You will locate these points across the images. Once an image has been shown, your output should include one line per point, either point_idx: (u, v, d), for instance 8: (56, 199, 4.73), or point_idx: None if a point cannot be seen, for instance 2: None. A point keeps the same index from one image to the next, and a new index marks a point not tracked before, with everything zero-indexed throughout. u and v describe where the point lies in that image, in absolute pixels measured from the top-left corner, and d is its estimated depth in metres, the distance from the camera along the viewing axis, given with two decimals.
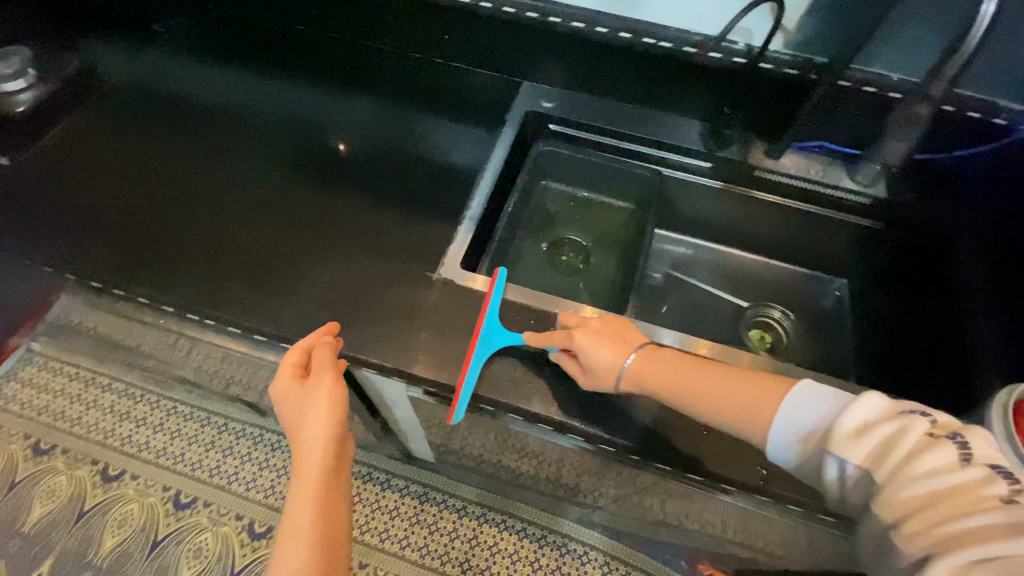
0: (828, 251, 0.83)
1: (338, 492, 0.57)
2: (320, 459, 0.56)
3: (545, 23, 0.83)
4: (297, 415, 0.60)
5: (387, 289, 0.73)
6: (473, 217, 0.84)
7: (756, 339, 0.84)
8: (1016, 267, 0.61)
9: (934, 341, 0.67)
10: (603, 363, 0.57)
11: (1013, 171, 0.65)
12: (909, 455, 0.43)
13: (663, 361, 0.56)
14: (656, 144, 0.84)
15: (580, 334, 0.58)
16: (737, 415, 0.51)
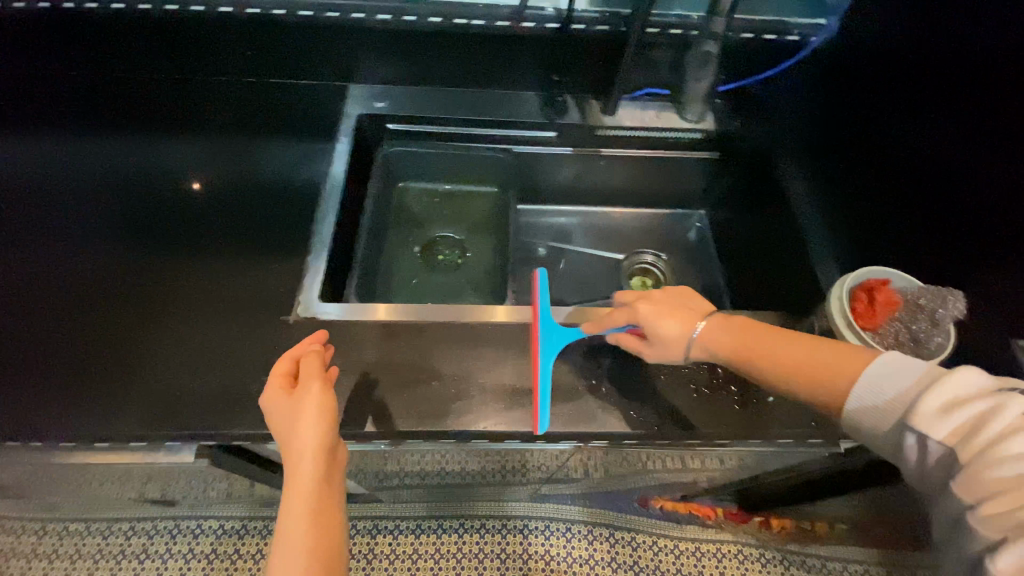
0: (670, 185, 0.97)
1: (330, 506, 0.52)
2: (308, 472, 0.52)
3: (351, 22, 0.81)
4: (285, 426, 0.55)
5: (287, 337, 0.68)
6: (324, 240, 0.75)
7: (638, 284, 0.98)
8: (831, 158, 0.81)
9: (774, 232, 0.84)
10: (673, 335, 0.58)
11: (815, 79, 0.85)
12: (955, 405, 0.44)
13: (733, 327, 0.57)
14: (502, 124, 0.88)
15: (644, 306, 0.60)
16: (763, 365, 0.54)
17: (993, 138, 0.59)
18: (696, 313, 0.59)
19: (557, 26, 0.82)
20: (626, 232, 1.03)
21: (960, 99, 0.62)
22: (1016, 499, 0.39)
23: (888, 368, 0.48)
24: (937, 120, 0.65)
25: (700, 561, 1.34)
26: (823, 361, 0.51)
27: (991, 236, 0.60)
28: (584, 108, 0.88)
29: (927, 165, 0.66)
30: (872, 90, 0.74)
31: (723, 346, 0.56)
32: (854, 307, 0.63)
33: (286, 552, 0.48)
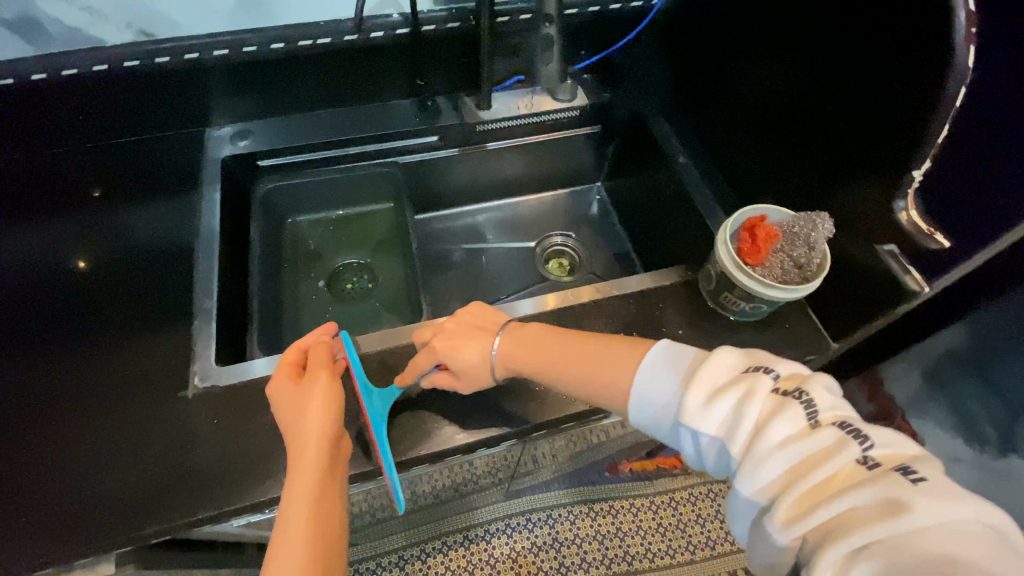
0: (560, 163, 1.01)
1: (331, 494, 0.50)
2: (313, 454, 0.51)
3: (186, 62, 0.75)
4: (289, 413, 0.55)
5: (185, 411, 0.60)
6: (212, 299, 0.69)
7: (555, 267, 1.02)
8: (693, 109, 0.85)
9: (664, 189, 0.88)
10: (476, 362, 0.60)
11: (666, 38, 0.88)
12: (759, 427, 0.43)
13: (524, 339, 0.61)
14: (380, 138, 0.85)
15: (451, 324, 0.64)
16: (574, 378, 0.57)
17: (832, 84, 0.60)
18: (494, 333, 0.62)
19: (407, 30, 0.78)
20: (534, 218, 1.06)
21: (790, 34, 0.64)
22: (797, 501, 0.39)
23: (668, 361, 0.52)
24: (779, 56, 0.67)
25: (676, 510, 1.37)
26: (620, 362, 0.55)
27: (835, 163, 0.62)
28: (458, 107, 0.87)
29: (779, 101, 0.68)
30: (723, 38, 0.76)
31: (535, 368, 0.59)
32: (742, 249, 0.65)
33: (287, 535, 0.46)
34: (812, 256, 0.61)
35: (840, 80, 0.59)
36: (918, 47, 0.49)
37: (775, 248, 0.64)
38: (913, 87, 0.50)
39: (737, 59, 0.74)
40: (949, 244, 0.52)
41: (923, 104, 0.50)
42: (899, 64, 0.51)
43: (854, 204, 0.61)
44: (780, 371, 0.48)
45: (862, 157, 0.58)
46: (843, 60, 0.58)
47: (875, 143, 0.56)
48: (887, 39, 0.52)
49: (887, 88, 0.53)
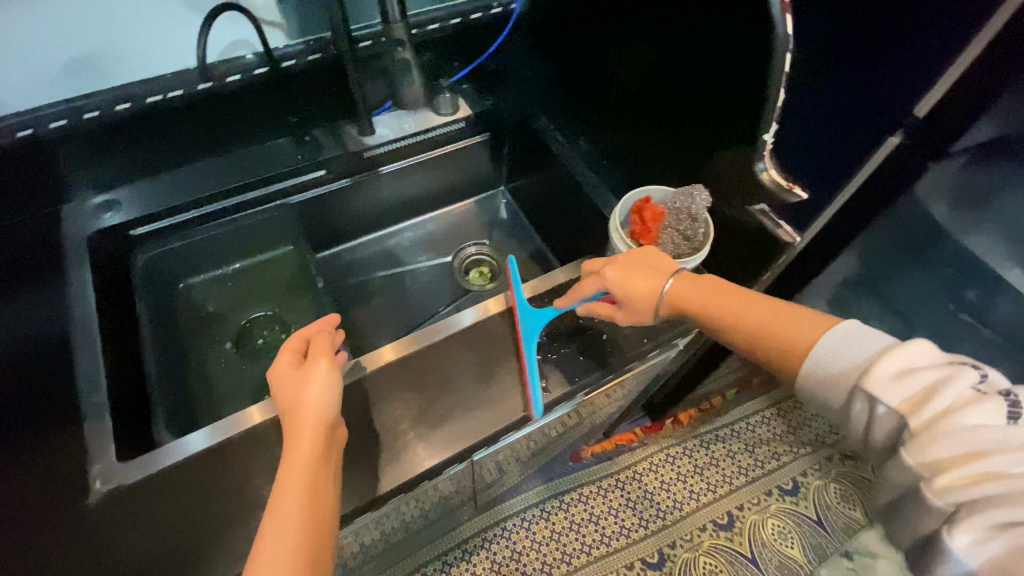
0: (458, 175, 1.01)
1: (325, 491, 0.48)
2: (306, 441, 0.50)
3: (19, 140, 0.68)
4: (291, 395, 0.55)
5: (89, 527, 0.54)
6: (99, 392, 0.62)
7: (476, 276, 1.02)
8: (571, 102, 0.85)
9: (560, 185, 0.91)
10: (641, 295, 0.61)
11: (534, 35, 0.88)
12: (951, 406, 0.43)
13: (705, 287, 0.59)
14: (263, 181, 0.80)
15: (610, 269, 0.63)
16: (739, 322, 0.55)
17: (693, 64, 0.61)
18: (667, 273, 0.61)
19: (265, 69, 0.76)
20: (445, 233, 1.06)
21: (639, 20, 0.67)
22: (961, 479, 0.40)
23: (853, 332, 0.49)
24: (635, 43, 0.69)
25: (640, 482, 1.39)
26: (777, 324, 0.53)
27: (700, 138, 0.65)
28: (339, 137, 0.84)
29: (642, 86, 0.71)
30: (581, 31, 0.77)
31: (705, 308, 0.58)
32: (635, 233, 0.68)
33: (270, 538, 0.43)
34: (696, 226, 0.66)
35: (690, 59, 0.61)
36: (748, 19, 0.53)
37: (664, 226, 0.67)
38: (752, 56, 0.54)
39: (597, 52, 0.76)
40: (806, 194, 0.57)
41: (762, 70, 0.54)
42: (735, 36, 0.55)
43: (723, 174, 0.64)
44: (989, 373, 0.45)
45: (721, 128, 0.61)
46: (687, 39, 0.61)
47: (729, 113, 0.60)
48: (721, 15, 0.55)
49: (730, 60, 0.57)
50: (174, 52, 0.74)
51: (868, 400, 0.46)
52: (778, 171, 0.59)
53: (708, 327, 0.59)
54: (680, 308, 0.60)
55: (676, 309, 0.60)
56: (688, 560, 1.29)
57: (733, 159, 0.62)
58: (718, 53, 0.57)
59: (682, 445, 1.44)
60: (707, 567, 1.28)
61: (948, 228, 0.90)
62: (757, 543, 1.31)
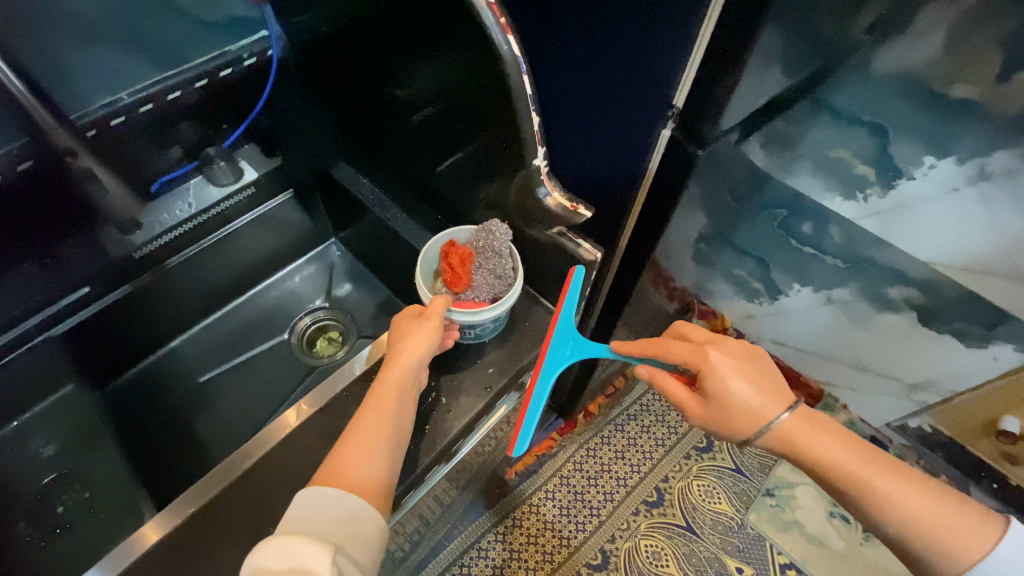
0: (273, 241, 0.90)
1: (409, 403, 0.56)
2: (391, 411, 0.53)
3: None
4: (398, 339, 0.58)
5: None
6: None
7: (324, 343, 0.91)
8: (358, 142, 0.79)
9: (380, 228, 0.84)
10: (742, 406, 0.54)
11: (296, 79, 0.79)
12: None
13: (819, 433, 0.53)
14: (8, 321, 0.69)
15: (716, 353, 0.55)
16: (856, 484, 0.50)
17: (458, 101, 0.56)
18: (787, 401, 0.54)
19: None
20: (276, 308, 0.94)
21: (389, 45, 0.60)
22: None
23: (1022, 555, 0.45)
24: (395, 69, 0.62)
25: (568, 485, 1.36)
26: (931, 525, 0.47)
27: (483, 161, 0.60)
28: (99, 243, 0.72)
29: (415, 115, 0.64)
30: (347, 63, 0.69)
31: (804, 451, 0.53)
32: (448, 278, 0.62)
33: (368, 431, 0.51)
34: (505, 263, 0.62)
35: (441, 82, 0.56)
36: (472, 39, 0.48)
37: (473, 269, 0.63)
38: (491, 73, 0.50)
39: (369, 95, 0.70)
40: (589, 213, 0.55)
41: (503, 93, 0.50)
42: (471, 56, 0.50)
43: (514, 197, 0.60)
44: None
45: (494, 151, 0.57)
46: (432, 61, 0.55)
47: (496, 134, 0.55)
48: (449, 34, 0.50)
49: (474, 82, 0.52)
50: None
51: None
52: (561, 192, 0.56)
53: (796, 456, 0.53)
54: (775, 433, 0.54)
55: (777, 443, 0.54)
56: (630, 548, 1.29)
57: (515, 180, 0.57)
58: (475, 90, 0.52)
59: (600, 435, 1.44)
60: (650, 548, 1.29)
61: (768, 171, 0.79)
62: (689, 509, 1.34)
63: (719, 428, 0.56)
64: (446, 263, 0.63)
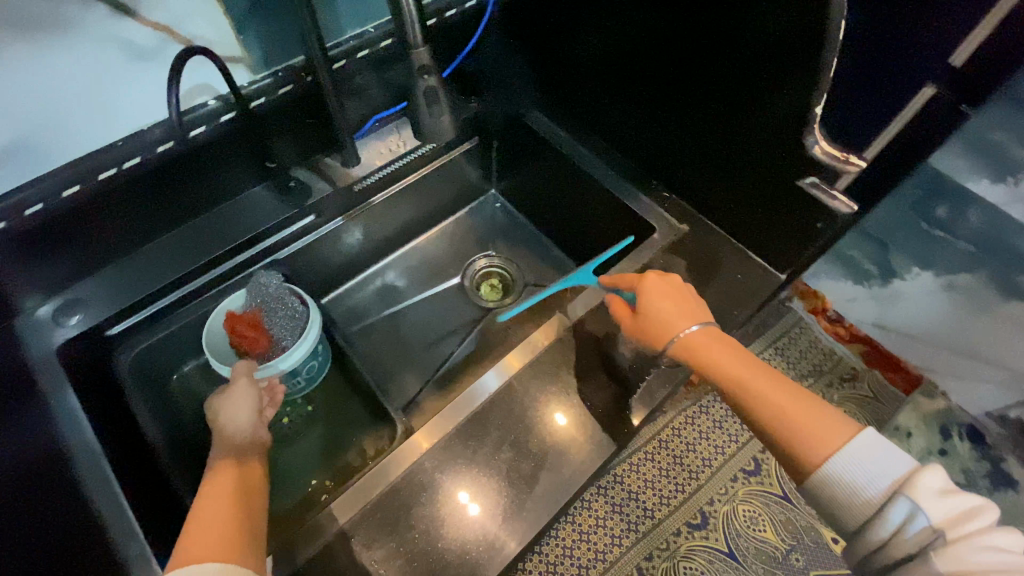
0: (450, 189, 0.94)
1: (255, 464, 0.56)
2: (221, 472, 0.53)
3: None
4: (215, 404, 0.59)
5: None
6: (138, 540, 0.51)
7: (489, 289, 0.96)
8: (565, 93, 0.81)
9: (565, 180, 0.87)
10: (671, 319, 0.58)
11: (508, 27, 0.81)
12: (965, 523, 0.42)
13: (703, 340, 0.57)
14: (251, 241, 0.70)
15: (654, 277, 0.62)
16: (731, 387, 0.54)
17: (738, 45, 0.56)
18: (696, 321, 0.58)
19: (234, 114, 0.62)
20: (446, 252, 0.99)
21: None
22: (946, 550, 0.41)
23: (859, 445, 0.47)
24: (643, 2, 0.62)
25: (668, 448, 1.35)
26: (794, 417, 0.50)
27: (738, 101, 0.61)
28: (322, 172, 0.74)
29: (654, 55, 0.66)
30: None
31: (724, 371, 0.54)
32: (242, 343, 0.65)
33: (210, 494, 0.51)
34: (290, 300, 0.68)
35: (710, 18, 0.57)
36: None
37: (265, 327, 0.67)
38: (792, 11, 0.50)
39: (604, 42, 0.70)
40: (863, 161, 0.56)
41: (807, 37, 0.51)
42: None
43: (769, 141, 0.61)
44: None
45: (763, 93, 0.58)
46: None
47: (770, 75, 0.56)
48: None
49: (764, 19, 0.53)
50: (140, 105, 0.56)
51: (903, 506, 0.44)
52: (828, 142, 0.57)
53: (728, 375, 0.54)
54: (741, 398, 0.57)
55: (685, 356, 0.57)
56: (728, 512, 1.28)
57: (782, 124, 0.58)
58: (761, 34, 0.54)
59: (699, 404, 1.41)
60: (746, 513, 1.28)
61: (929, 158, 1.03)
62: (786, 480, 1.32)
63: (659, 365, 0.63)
64: (236, 337, 0.65)
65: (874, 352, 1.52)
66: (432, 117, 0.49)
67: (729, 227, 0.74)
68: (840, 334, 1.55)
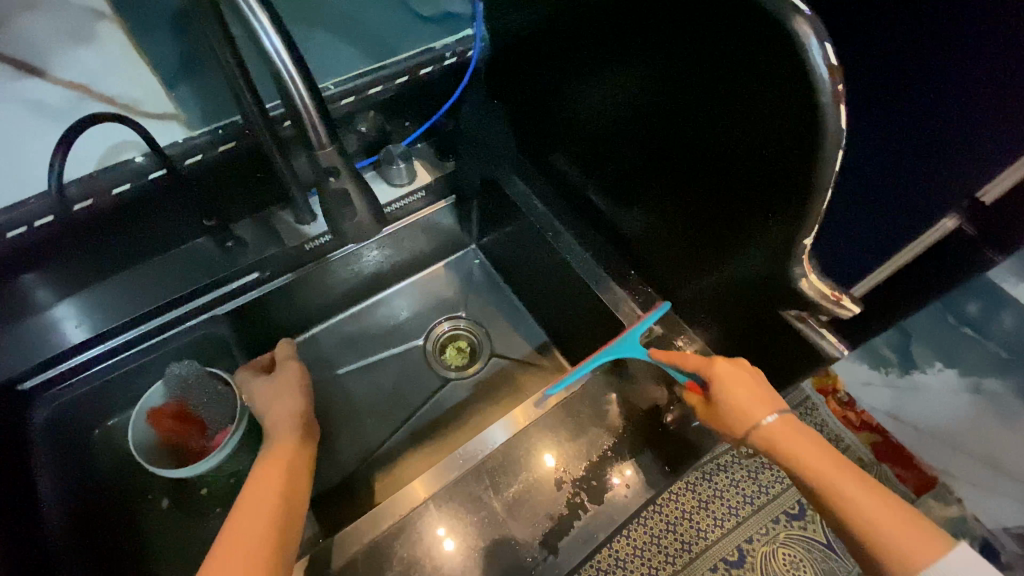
0: (423, 244, 0.88)
1: (306, 452, 0.56)
2: (274, 454, 0.53)
3: None
4: (263, 402, 0.60)
5: None
6: None
7: (454, 353, 0.90)
8: (548, 163, 0.74)
9: (542, 254, 0.80)
10: (747, 409, 0.54)
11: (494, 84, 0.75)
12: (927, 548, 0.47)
13: (805, 443, 0.53)
14: (182, 298, 0.64)
15: (722, 362, 0.55)
16: (832, 500, 0.50)
17: (731, 148, 0.48)
18: (773, 408, 0.54)
19: (163, 171, 0.56)
20: (415, 309, 0.93)
21: (631, 58, 0.54)
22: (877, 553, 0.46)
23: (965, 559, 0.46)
24: (626, 85, 0.56)
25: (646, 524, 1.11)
26: (903, 545, 0.46)
27: (723, 211, 0.53)
28: (271, 228, 0.68)
29: (636, 142, 0.59)
30: (549, 68, 0.65)
31: (812, 475, 0.51)
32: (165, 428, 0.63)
33: (265, 468, 0.52)
34: (213, 382, 0.64)
35: (693, 119, 0.50)
36: (770, 88, 0.42)
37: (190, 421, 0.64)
38: (782, 133, 0.42)
39: (590, 117, 0.63)
40: (855, 309, 0.48)
41: (802, 158, 0.42)
42: (757, 107, 0.44)
43: (755, 262, 0.53)
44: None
45: (750, 211, 0.50)
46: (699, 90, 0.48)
47: (758, 195, 0.48)
48: (733, 69, 0.44)
49: (749, 133, 0.45)
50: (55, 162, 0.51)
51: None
52: (820, 275, 0.48)
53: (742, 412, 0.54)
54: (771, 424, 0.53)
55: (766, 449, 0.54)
56: None
57: (770, 252, 0.50)
58: (756, 145, 0.45)
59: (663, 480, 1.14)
60: None
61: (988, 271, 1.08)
62: None
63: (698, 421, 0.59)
64: (164, 432, 0.63)
65: (887, 444, 1.17)
66: (348, 218, 0.43)
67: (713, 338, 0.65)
68: (849, 419, 1.21)
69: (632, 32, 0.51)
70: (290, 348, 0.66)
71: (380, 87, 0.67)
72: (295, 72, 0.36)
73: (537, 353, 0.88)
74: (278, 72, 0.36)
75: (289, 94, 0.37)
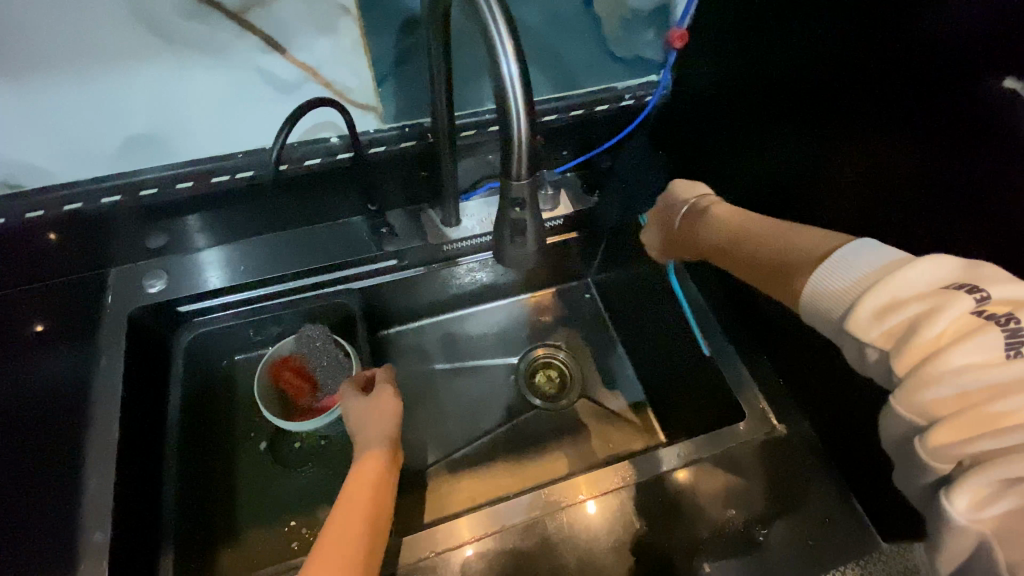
0: (545, 267, 0.89)
1: (393, 478, 0.59)
2: (366, 475, 0.56)
3: (88, 218, 0.60)
4: (357, 419, 0.63)
5: None
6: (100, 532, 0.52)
7: (543, 380, 0.89)
8: None
9: (664, 312, 0.77)
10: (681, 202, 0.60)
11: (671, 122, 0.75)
12: (946, 339, 0.31)
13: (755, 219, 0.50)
14: (326, 267, 0.69)
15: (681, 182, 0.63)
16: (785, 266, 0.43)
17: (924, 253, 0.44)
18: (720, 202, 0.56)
19: (349, 154, 0.64)
20: (521, 326, 0.93)
21: (831, 148, 0.51)
22: (952, 428, 0.29)
23: (860, 248, 0.37)
24: (812, 174, 0.54)
25: None
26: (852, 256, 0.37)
27: None
28: (418, 222, 0.72)
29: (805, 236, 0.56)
30: (736, 123, 0.63)
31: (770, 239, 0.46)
32: (292, 377, 0.69)
33: (357, 484, 0.55)
34: (335, 350, 0.68)
35: (890, 225, 0.46)
36: (1005, 218, 0.38)
37: (313, 376, 0.69)
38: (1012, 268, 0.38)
39: (767, 185, 0.60)
40: None
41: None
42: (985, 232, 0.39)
43: None
44: (1015, 381, 0.29)
45: None
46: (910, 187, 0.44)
47: None
48: (962, 188, 0.40)
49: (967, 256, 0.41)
50: (262, 130, 0.60)
51: (945, 387, 0.30)
52: None
53: (747, 241, 0.49)
54: (700, 206, 0.58)
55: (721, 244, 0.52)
56: None
57: None
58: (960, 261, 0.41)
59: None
60: None
61: None
62: None
63: (677, 223, 0.59)
64: (282, 383, 0.69)
65: None
66: (515, 247, 0.44)
67: (842, 456, 0.59)
68: None
69: (842, 112, 0.49)
70: (391, 369, 0.67)
71: (554, 114, 0.71)
72: (521, 106, 0.37)
73: (630, 409, 0.85)
74: (506, 102, 0.37)
75: (506, 121, 0.38)
